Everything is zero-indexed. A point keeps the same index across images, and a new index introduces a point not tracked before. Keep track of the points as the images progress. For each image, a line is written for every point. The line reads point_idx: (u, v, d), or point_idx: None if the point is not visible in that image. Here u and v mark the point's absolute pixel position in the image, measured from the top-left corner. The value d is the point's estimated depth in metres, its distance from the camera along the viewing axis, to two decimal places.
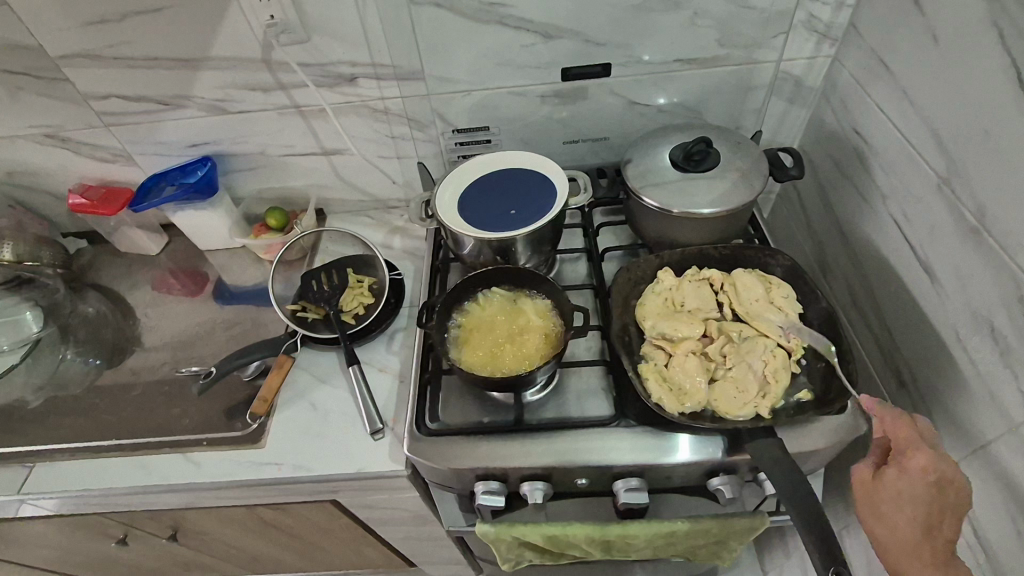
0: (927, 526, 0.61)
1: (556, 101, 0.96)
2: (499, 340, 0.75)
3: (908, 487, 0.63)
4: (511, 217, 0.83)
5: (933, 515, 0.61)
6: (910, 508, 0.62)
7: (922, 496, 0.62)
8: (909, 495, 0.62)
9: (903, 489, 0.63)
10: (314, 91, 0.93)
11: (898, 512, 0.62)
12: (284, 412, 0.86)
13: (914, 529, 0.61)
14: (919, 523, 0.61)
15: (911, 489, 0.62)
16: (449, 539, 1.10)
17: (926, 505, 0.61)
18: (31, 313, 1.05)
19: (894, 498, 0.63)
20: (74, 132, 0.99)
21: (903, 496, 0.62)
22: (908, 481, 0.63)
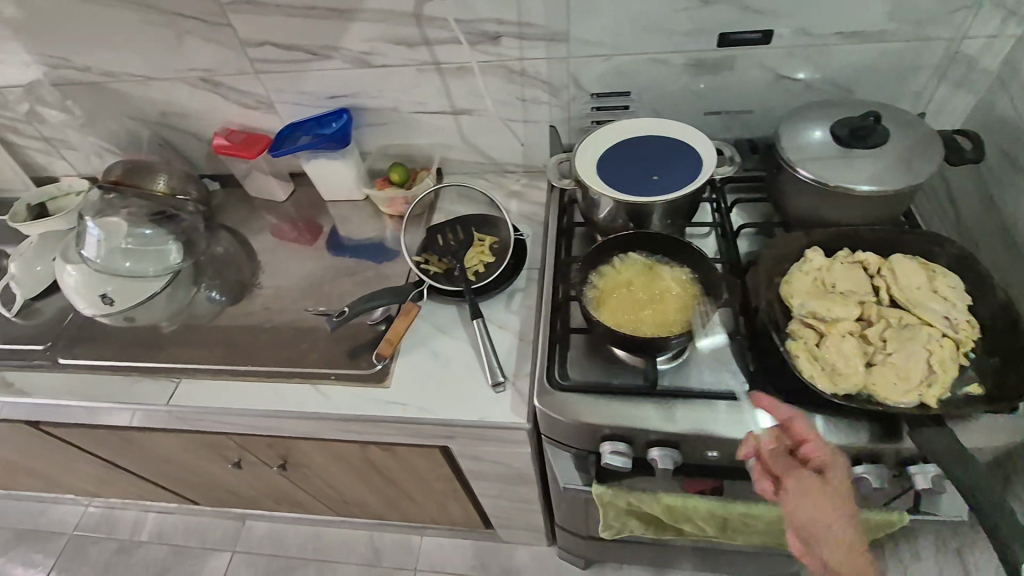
0: (843, 514, 0.61)
1: (698, 71, 0.93)
2: (638, 304, 0.74)
3: (806, 478, 0.63)
4: (653, 182, 0.81)
5: (829, 508, 0.61)
6: (822, 497, 0.62)
7: (822, 488, 0.62)
8: (833, 486, 0.62)
9: (806, 480, 0.63)
10: (457, 49, 0.94)
11: (839, 503, 0.62)
12: (407, 356, 0.88)
13: (820, 515, 0.61)
14: (835, 512, 0.61)
15: (835, 483, 0.62)
16: (538, 503, 1.12)
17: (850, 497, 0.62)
18: (173, 245, 1.08)
19: (812, 486, 0.62)
20: (226, 77, 1.05)
21: (820, 488, 0.62)
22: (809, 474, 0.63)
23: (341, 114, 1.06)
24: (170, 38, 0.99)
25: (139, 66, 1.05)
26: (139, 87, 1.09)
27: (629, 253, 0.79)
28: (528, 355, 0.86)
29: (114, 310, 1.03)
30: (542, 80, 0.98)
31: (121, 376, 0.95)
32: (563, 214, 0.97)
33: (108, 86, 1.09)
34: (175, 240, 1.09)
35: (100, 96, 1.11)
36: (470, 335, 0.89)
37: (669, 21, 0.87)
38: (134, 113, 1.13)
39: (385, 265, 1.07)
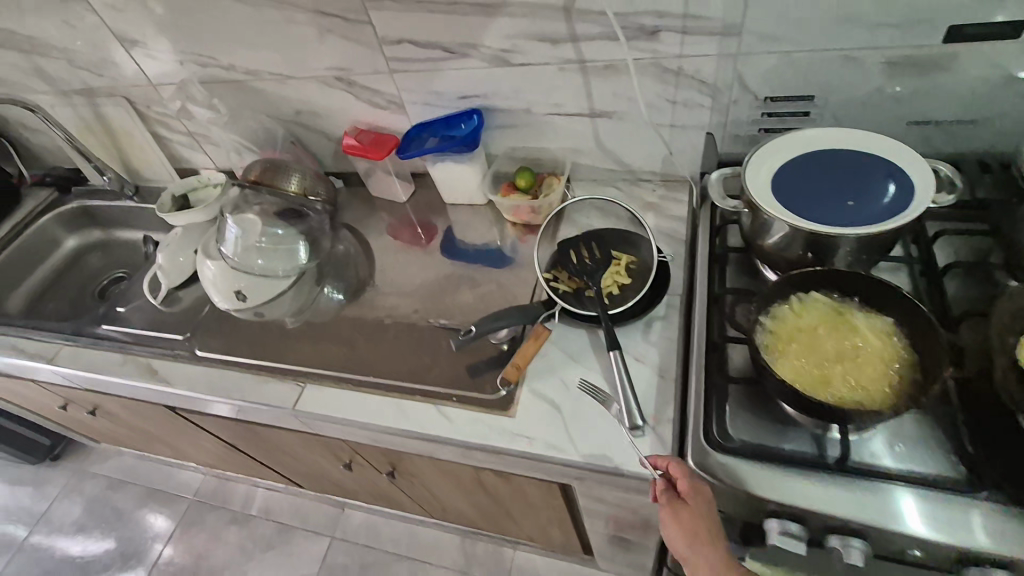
0: (712, 550, 0.60)
1: (902, 71, 0.77)
2: (828, 359, 0.61)
3: (690, 509, 0.61)
4: (849, 209, 0.67)
5: (711, 543, 0.60)
6: (695, 529, 0.61)
7: (706, 521, 0.61)
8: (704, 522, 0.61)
9: (690, 513, 0.61)
10: (607, 45, 0.85)
11: (708, 538, 0.60)
12: (534, 383, 0.82)
13: (700, 551, 0.60)
14: (705, 548, 0.60)
15: (702, 517, 0.61)
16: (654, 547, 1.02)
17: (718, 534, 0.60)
18: (303, 246, 1.09)
19: (694, 520, 0.61)
20: (361, 76, 1.03)
21: (699, 519, 0.61)
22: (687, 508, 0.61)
23: (471, 115, 1.01)
24: (311, 37, 0.98)
25: (279, 65, 1.06)
26: (277, 85, 1.10)
27: (813, 292, 0.66)
28: (670, 397, 0.76)
29: (246, 305, 1.06)
30: (701, 80, 0.86)
31: (250, 374, 0.96)
32: (716, 234, 0.84)
33: (250, 85, 1.11)
34: (305, 241, 1.10)
35: (242, 94, 1.13)
36: (603, 367, 0.81)
37: (874, 11, 0.72)
38: (270, 110, 1.15)
39: (507, 277, 1.00)
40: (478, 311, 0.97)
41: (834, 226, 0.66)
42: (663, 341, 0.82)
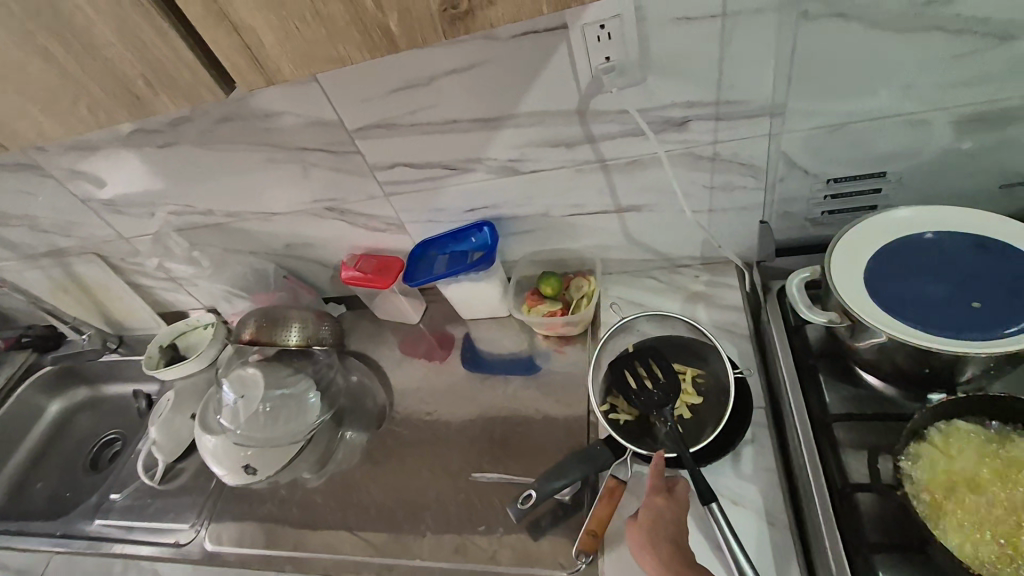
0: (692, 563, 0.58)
1: (977, 128, 0.66)
2: (1004, 514, 0.48)
3: (668, 523, 0.61)
4: (980, 313, 0.56)
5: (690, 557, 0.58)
6: (680, 542, 0.59)
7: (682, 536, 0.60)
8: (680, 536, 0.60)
9: (669, 525, 0.61)
10: (629, 142, 0.75)
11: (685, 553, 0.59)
12: (617, 549, 0.69)
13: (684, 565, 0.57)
14: (685, 560, 0.58)
15: (675, 531, 0.60)
16: None
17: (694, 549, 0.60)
18: (315, 398, 0.96)
19: (674, 532, 0.60)
20: (354, 204, 0.93)
21: (678, 533, 0.60)
22: (668, 522, 0.61)
23: (482, 227, 0.91)
24: (294, 173, 0.89)
25: (262, 203, 0.96)
26: (262, 223, 1.00)
27: (954, 422, 0.54)
28: (793, 556, 0.62)
29: (259, 478, 0.93)
30: (740, 163, 0.75)
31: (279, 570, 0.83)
32: (794, 336, 0.72)
33: (232, 226, 1.01)
34: (316, 392, 0.97)
35: (224, 236, 1.03)
36: (699, 520, 0.68)
37: (943, 71, 0.62)
38: (259, 248, 1.05)
39: (554, 404, 0.89)
40: (537, 460, 0.84)
41: (970, 339, 0.54)
42: (760, 475, 0.69)
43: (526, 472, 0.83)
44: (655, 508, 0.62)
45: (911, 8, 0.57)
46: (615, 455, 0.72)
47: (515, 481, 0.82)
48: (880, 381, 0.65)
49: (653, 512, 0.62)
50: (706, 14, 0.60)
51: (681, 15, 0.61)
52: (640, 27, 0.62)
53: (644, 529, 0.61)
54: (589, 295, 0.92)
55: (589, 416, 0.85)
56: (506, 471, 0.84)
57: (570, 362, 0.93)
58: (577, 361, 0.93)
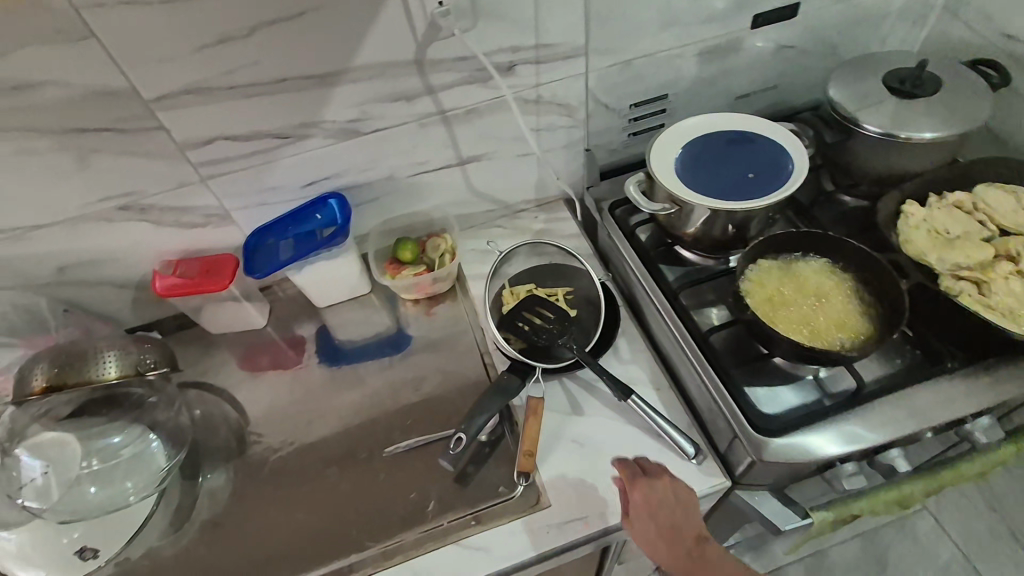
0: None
1: (712, 58, 0.88)
2: (807, 311, 0.69)
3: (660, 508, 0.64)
4: (751, 181, 0.75)
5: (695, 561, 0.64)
6: (658, 521, 0.64)
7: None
8: (676, 514, 0.64)
9: (686, 543, 0.64)
10: (467, 90, 0.79)
11: (666, 521, 0.64)
12: (549, 461, 0.74)
13: (677, 555, 0.63)
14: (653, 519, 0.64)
15: (676, 511, 0.65)
16: None
17: (691, 525, 0.65)
18: (157, 443, 0.78)
19: (659, 514, 0.64)
20: (158, 197, 0.78)
21: (688, 526, 0.65)
22: (651, 503, 0.64)
23: (327, 200, 0.85)
24: (65, 166, 0.71)
25: (15, 215, 0.73)
26: (18, 243, 0.76)
27: (759, 262, 0.73)
28: (679, 405, 0.76)
29: (100, 563, 0.73)
30: (560, 103, 0.86)
31: None
32: (633, 239, 0.86)
33: None
34: (156, 435, 0.78)
35: None
36: (605, 403, 0.78)
37: (688, 13, 0.81)
38: (15, 280, 0.80)
39: (444, 361, 0.89)
40: (446, 414, 0.83)
41: (752, 200, 0.73)
42: (638, 355, 0.81)
43: (440, 429, 0.81)
44: (655, 486, 0.65)
45: None
46: (523, 380, 0.77)
47: (432, 440, 0.79)
48: (696, 254, 0.83)
49: (638, 488, 0.65)
50: None
51: None
52: None
53: (633, 521, 0.65)
54: (448, 252, 0.93)
55: (485, 358, 0.88)
56: (421, 436, 0.81)
57: (444, 320, 0.94)
58: (450, 318, 0.94)
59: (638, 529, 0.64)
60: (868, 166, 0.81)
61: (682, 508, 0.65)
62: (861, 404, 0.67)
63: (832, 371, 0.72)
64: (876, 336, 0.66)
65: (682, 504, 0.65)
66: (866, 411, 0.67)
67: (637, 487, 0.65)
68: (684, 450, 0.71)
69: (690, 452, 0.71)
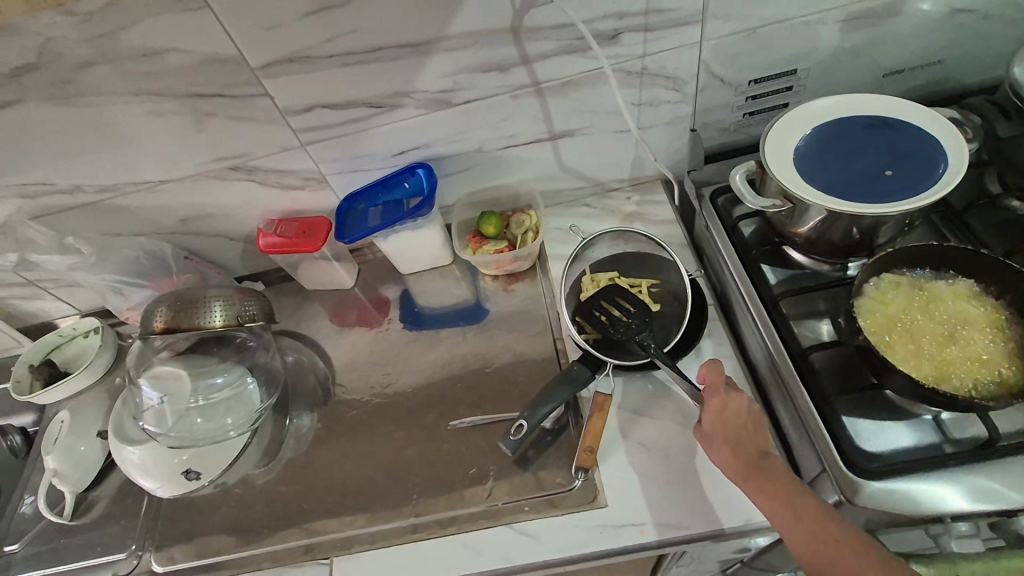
0: (793, 502, 0.55)
1: (860, 26, 0.74)
2: (937, 341, 0.58)
3: (731, 416, 0.62)
4: (890, 178, 0.63)
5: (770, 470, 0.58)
6: (731, 432, 0.61)
7: (773, 503, 0.56)
8: (745, 427, 0.62)
9: (763, 467, 0.58)
10: (564, 60, 0.74)
11: (741, 439, 0.61)
12: (610, 460, 0.72)
13: (744, 460, 0.59)
14: (722, 419, 0.62)
15: (746, 425, 0.62)
16: None
17: (765, 448, 0.61)
18: (254, 385, 0.86)
19: (735, 432, 0.61)
20: (264, 159, 0.82)
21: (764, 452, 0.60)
22: (725, 415, 0.62)
23: (416, 170, 0.85)
24: (186, 128, 0.76)
25: (146, 170, 0.81)
26: (149, 195, 0.85)
27: (884, 276, 0.63)
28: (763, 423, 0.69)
29: (203, 483, 0.82)
30: (667, 75, 0.78)
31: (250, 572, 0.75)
32: (733, 233, 0.78)
33: (111, 204, 0.85)
34: (253, 377, 0.87)
35: (99, 217, 0.87)
36: (678, 409, 0.74)
37: None
38: (147, 227, 0.90)
39: (517, 341, 0.88)
40: (513, 395, 0.82)
41: (887, 202, 0.62)
42: (723, 362, 0.75)
43: (505, 410, 0.81)
44: (731, 399, 0.63)
45: None
46: (594, 371, 0.74)
47: (497, 419, 0.80)
48: (807, 256, 0.74)
49: (716, 398, 0.63)
50: None
51: None
52: None
53: (705, 425, 0.63)
54: (531, 229, 0.91)
55: (557, 343, 0.85)
56: (485, 414, 0.81)
57: (522, 298, 0.93)
58: (528, 297, 0.92)
59: (710, 433, 0.62)
60: None
61: (755, 433, 0.62)
62: (989, 458, 0.57)
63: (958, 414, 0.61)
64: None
65: (756, 434, 0.62)
66: (994, 468, 0.57)
67: (714, 395, 0.64)
68: None
69: None
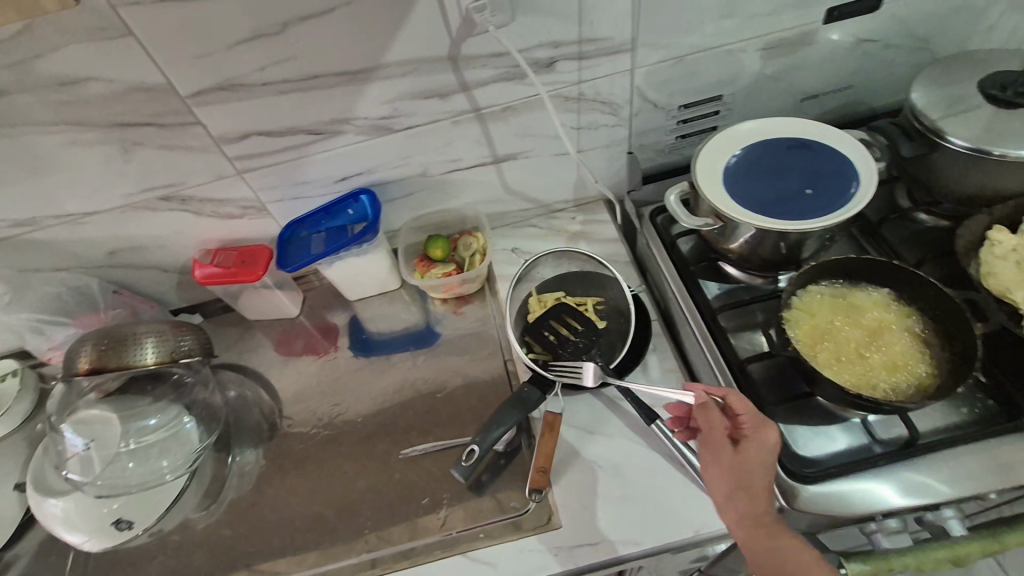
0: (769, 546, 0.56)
1: (777, 54, 0.80)
2: (860, 350, 0.62)
3: (744, 454, 0.58)
4: (809, 197, 0.67)
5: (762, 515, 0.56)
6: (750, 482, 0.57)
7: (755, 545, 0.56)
8: (756, 472, 0.57)
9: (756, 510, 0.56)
10: (503, 87, 0.75)
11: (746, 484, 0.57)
12: (562, 480, 0.72)
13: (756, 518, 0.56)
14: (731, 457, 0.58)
15: (759, 466, 0.57)
16: None
17: (767, 495, 0.57)
18: (191, 424, 0.82)
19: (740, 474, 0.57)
20: (198, 188, 0.80)
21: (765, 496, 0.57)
22: (756, 465, 0.57)
23: (359, 197, 0.84)
24: (111, 158, 0.73)
25: (69, 202, 0.77)
26: (73, 228, 0.80)
27: (809, 289, 0.66)
28: None
29: (137, 533, 0.77)
30: (603, 101, 0.80)
31: None
32: (672, 250, 0.81)
33: (29, 239, 0.80)
34: (191, 416, 0.82)
35: (16, 253, 0.81)
36: (626, 424, 0.75)
37: (751, 4, 0.73)
38: (71, 262, 0.85)
39: (468, 364, 0.87)
40: (464, 419, 0.82)
41: (809, 218, 0.66)
42: (668, 376, 0.77)
43: (456, 435, 0.80)
44: (760, 444, 0.58)
45: None
46: (544, 392, 0.75)
47: (449, 445, 0.78)
48: (742, 271, 0.77)
49: (751, 450, 0.58)
50: None
51: None
52: None
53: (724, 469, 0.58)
54: (480, 251, 0.91)
55: (508, 365, 0.85)
56: (436, 440, 0.80)
57: (472, 321, 0.93)
58: (478, 319, 0.92)
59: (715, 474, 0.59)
60: (950, 183, 0.71)
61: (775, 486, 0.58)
62: (911, 457, 0.60)
63: (883, 416, 0.65)
64: (940, 387, 0.58)
65: (767, 479, 0.58)
66: (914, 464, 0.60)
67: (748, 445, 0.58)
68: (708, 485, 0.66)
69: None
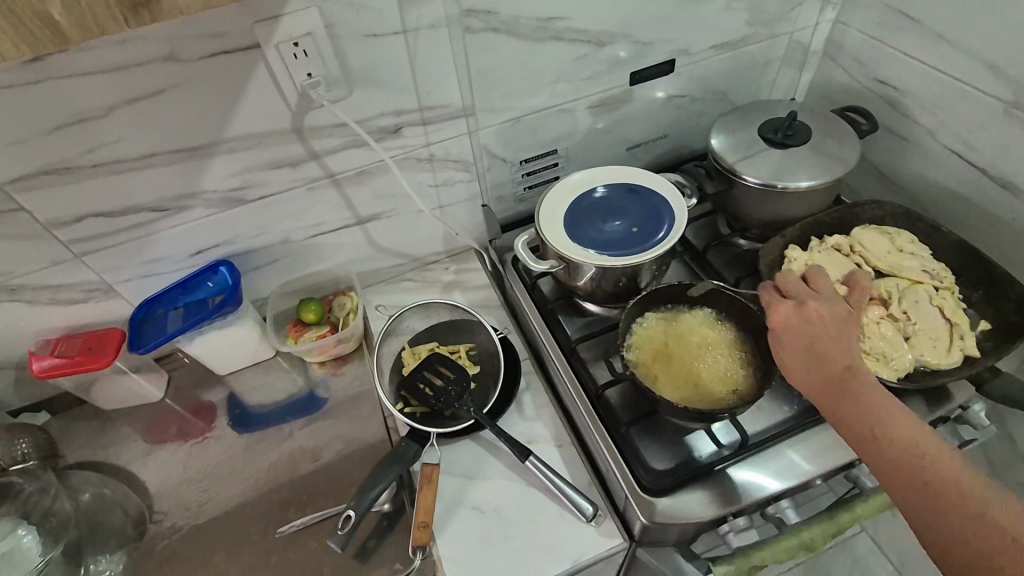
0: (935, 516, 0.50)
1: (603, 111, 0.90)
2: (689, 367, 0.69)
3: (857, 383, 0.58)
4: (636, 235, 0.76)
5: (905, 461, 0.53)
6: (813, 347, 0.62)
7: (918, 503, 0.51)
8: (837, 340, 0.61)
9: (873, 417, 0.56)
10: (354, 153, 0.79)
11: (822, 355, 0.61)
12: (446, 530, 0.72)
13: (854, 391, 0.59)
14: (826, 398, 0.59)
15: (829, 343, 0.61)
16: None
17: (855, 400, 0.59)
18: (30, 537, 0.73)
19: (811, 350, 0.62)
20: (29, 277, 0.74)
21: (888, 436, 0.54)
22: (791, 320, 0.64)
23: (217, 269, 0.82)
24: None
25: None
26: None
27: (646, 316, 0.74)
28: (580, 462, 0.75)
29: None
30: (455, 160, 0.86)
31: None
32: (534, 292, 0.86)
33: None
34: (29, 528, 0.74)
35: None
36: (505, 464, 0.77)
37: (572, 70, 0.83)
38: None
39: (348, 426, 0.86)
40: (346, 484, 0.80)
41: (636, 254, 0.74)
42: (541, 412, 0.80)
43: (337, 503, 0.78)
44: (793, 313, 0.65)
45: (537, 23, 0.75)
46: (421, 444, 0.75)
47: (329, 515, 0.76)
48: (599, 306, 0.84)
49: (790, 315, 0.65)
50: (389, 31, 0.68)
51: (368, 32, 0.67)
52: (332, 44, 0.67)
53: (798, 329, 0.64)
54: (354, 310, 0.92)
55: (388, 422, 0.86)
56: (316, 512, 0.78)
57: (353, 380, 0.92)
58: (358, 379, 0.92)
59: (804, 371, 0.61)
60: (752, 212, 0.83)
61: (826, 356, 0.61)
62: (745, 458, 0.68)
63: (725, 423, 0.73)
64: (755, 390, 0.67)
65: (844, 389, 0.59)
66: (749, 464, 0.68)
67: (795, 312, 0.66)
68: (582, 513, 0.69)
69: (588, 513, 0.69)
